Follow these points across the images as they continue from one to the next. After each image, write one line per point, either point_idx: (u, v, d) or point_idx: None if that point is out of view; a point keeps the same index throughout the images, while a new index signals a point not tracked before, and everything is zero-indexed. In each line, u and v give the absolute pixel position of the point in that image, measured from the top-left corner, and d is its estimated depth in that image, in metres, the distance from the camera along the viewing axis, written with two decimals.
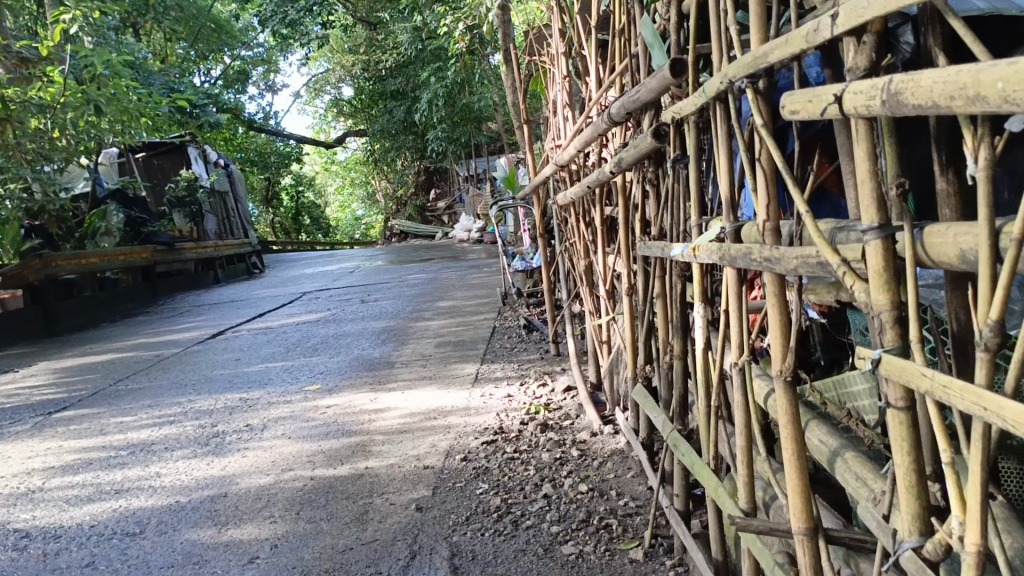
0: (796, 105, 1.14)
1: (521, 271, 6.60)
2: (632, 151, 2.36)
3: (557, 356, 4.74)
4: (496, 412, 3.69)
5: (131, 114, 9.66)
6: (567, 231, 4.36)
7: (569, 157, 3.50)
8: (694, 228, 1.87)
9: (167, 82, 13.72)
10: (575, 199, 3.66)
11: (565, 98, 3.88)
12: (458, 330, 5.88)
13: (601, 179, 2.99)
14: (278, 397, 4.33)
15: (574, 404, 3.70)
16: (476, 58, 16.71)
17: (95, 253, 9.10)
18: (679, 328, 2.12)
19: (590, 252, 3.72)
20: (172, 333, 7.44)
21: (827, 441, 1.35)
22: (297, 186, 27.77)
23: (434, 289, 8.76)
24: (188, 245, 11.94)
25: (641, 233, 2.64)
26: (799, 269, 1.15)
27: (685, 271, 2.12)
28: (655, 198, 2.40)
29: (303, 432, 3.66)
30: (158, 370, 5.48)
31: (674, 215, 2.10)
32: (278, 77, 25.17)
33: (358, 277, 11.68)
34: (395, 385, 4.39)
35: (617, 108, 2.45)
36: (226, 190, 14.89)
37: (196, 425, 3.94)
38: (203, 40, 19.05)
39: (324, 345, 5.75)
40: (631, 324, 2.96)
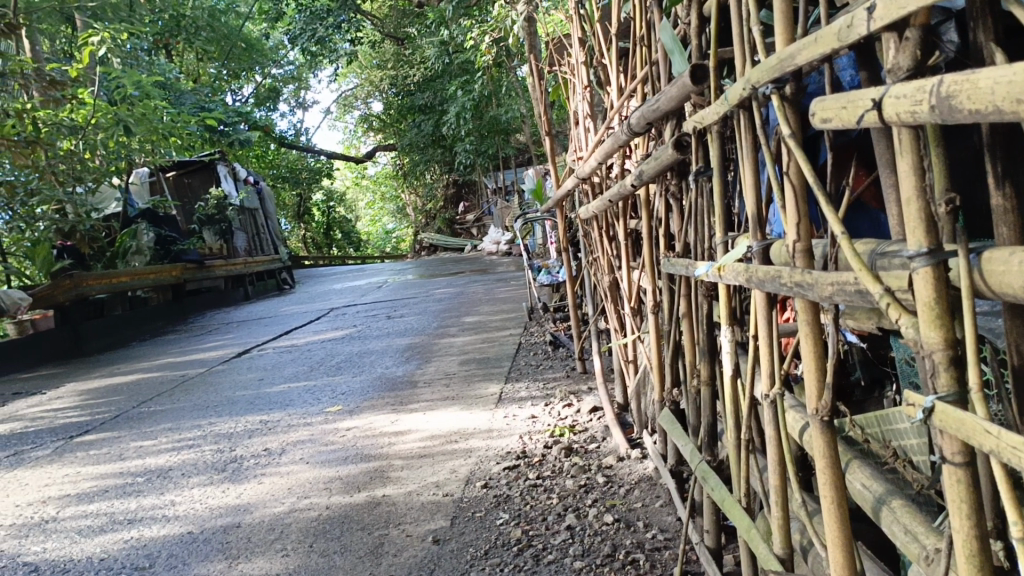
0: (828, 111, 1.00)
1: (547, 286, 6.49)
2: (652, 163, 2.24)
3: (583, 373, 4.61)
4: (520, 435, 3.56)
5: (161, 134, 9.81)
6: (590, 244, 4.23)
7: (590, 169, 3.38)
8: (719, 246, 1.73)
9: (197, 101, 13.86)
10: (598, 213, 3.53)
11: (586, 108, 3.77)
12: (483, 347, 5.77)
13: (622, 192, 2.86)
14: (298, 420, 4.25)
15: (601, 425, 3.56)
16: (503, 70, 16.72)
17: (124, 273, 9.11)
18: (706, 351, 1.98)
19: (614, 267, 3.58)
20: (199, 352, 7.43)
21: (871, 486, 1.20)
22: (328, 201, 27.96)
23: (461, 304, 8.68)
24: (218, 262, 12.00)
25: (664, 249, 2.51)
26: (835, 297, 1.02)
27: (711, 291, 1.98)
28: (679, 213, 2.27)
29: (322, 456, 3.57)
30: (181, 391, 5.44)
31: (698, 230, 1.97)
32: (308, 94, 25.42)
33: (386, 292, 11.64)
34: (417, 406, 4.29)
35: (636, 119, 2.33)
36: (256, 207, 14.97)
37: (215, 449, 3.87)
38: (234, 59, 19.29)
39: (347, 364, 5.68)
40: (657, 342, 2.83)
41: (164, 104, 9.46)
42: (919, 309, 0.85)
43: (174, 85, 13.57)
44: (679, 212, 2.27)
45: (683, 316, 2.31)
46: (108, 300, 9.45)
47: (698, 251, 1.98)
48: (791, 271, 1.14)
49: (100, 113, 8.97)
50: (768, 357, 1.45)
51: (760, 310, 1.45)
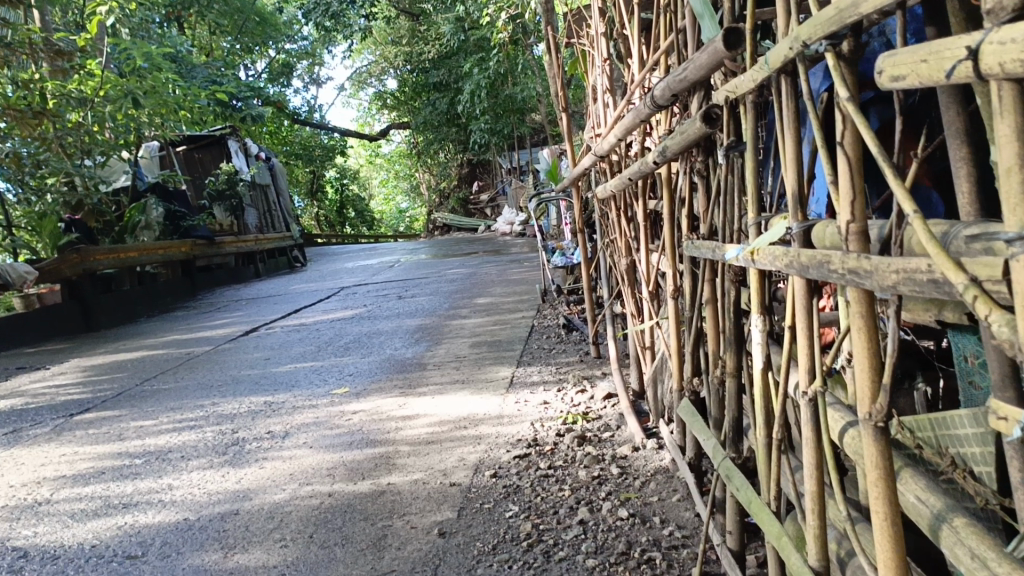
0: (896, 69, 0.84)
1: (561, 268, 6.35)
2: (677, 139, 2.09)
3: (597, 358, 4.47)
4: (531, 421, 3.44)
5: (171, 107, 9.74)
6: (607, 226, 4.09)
7: (608, 148, 3.23)
8: (752, 226, 1.58)
9: (209, 76, 13.76)
10: (616, 192, 3.38)
11: (605, 83, 3.60)
12: (495, 329, 5.64)
13: (643, 170, 2.71)
14: (304, 401, 4.15)
15: (615, 413, 3.43)
16: (519, 48, 16.53)
17: (133, 248, 9.04)
18: (733, 341, 1.84)
19: (632, 249, 3.43)
20: (207, 329, 7.35)
21: (927, 499, 1.06)
22: (342, 179, 27.87)
23: (473, 285, 8.55)
24: (228, 239, 11.92)
25: (687, 230, 2.37)
26: (900, 287, 0.87)
27: (739, 277, 1.83)
28: (704, 191, 2.13)
29: (326, 440, 3.46)
30: (186, 369, 5.35)
31: (727, 211, 1.82)
32: (323, 71, 25.30)
33: (398, 271, 11.53)
34: (426, 389, 4.17)
35: (660, 91, 2.18)
36: (268, 183, 14.89)
37: (217, 431, 3.78)
38: (247, 33, 19.17)
39: (356, 345, 5.57)
40: (676, 330, 2.69)
41: (174, 77, 9.40)
42: (1018, 304, 0.71)
43: (185, 58, 13.49)
44: (705, 192, 2.13)
45: (707, 304, 2.17)
46: (117, 275, 9.39)
47: (725, 233, 1.84)
48: (845, 257, 0.99)
49: (108, 85, 8.94)
50: (807, 352, 1.31)
51: (800, 298, 1.30)
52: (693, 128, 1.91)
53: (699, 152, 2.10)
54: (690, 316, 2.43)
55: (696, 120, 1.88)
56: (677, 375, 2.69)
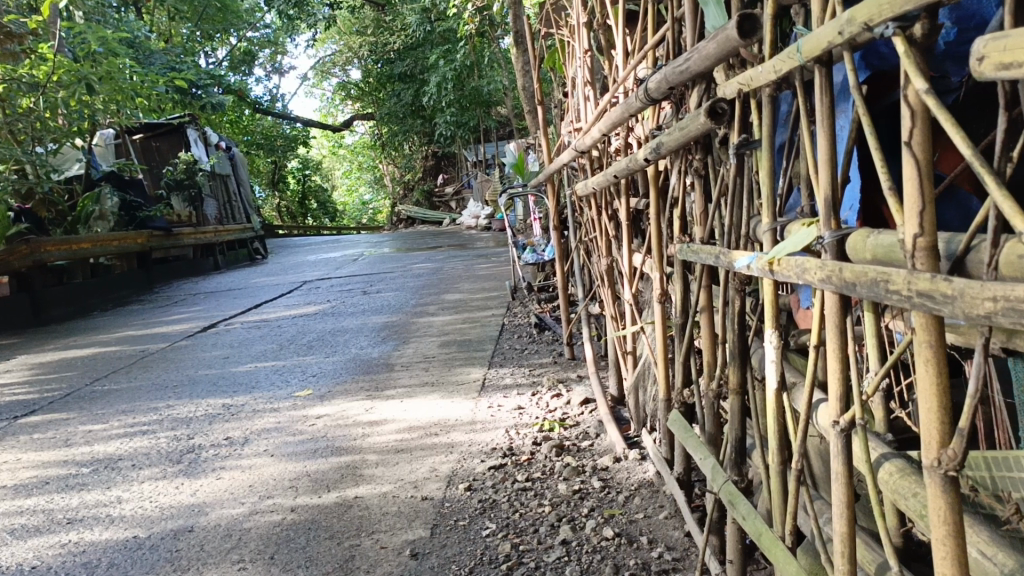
0: (1001, 55, 0.71)
1: (532, 264, 6.20)
2: (674, 135, 1.95)
3: (571, 360, 4.32)
4: (505, 428, 3.29)
5: (126, 93, 9.41)
6: (583, 223, 3.94)
7: (590, 144, 3.08)
8: (766, 232, 1.44)
9: (168, 62, 13.39)
10: (596, 189, 3.21)
11: (585, 75, 3.44)
12: (464, 328, 5.47)
13: (630, 167, 2.55)
14: (265, 404, 3.94)
15: (594, 420, 3.28)
16: (485, 40, 16.38)
17: (86, 239, 8.67)
18: (735, 356, 1.70)
19: (612, 250, 3.27)
20: (163, 324, 7.07)
21: (993, 554, 0.95)
22: (304, 170, 27.40)
23: (440, 280, 8.35)
24: (186, 230, 11.57)
25: (679, 233, 2.22)
26: (997, 320, 0.74)
27: (745, 285, 1.69)
28: (703, 191, 2.00)
29: (288, 448, 3.26)
30: (140, 368, 5.09)
31: (733, 214, 1.68)
32: (285, 60, 24.87)
33: (362, 265, 11.28)
34: (394, 392, 3.98)
35: (655, 84, 2.03)
36: (228, 173, 14.52)
37: (171, 437, 3.56)
38: (207, 20, 18.71)
39: (319, 343, 5.36)
40: (661, 336, 2.55)
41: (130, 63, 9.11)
42: None
43: (143, 43, 13.09)
44: (704, 192, 2.00)
45: (704, 313, 2.03)
46: (69, 267, 9.03)
47: (729, 238, 1.69)
48: (911, 277, 0.85)
49: (61, 69, 8.61)
50: (836, 378, 1.16)
51: (830, 316, 1.16)
52: (696, 124, 1.77)
53: (698, 148, 1.97)
54: (682, 322, 2.29)
55: (698, 116, 1.74)
56: (664, 384, 2.56)
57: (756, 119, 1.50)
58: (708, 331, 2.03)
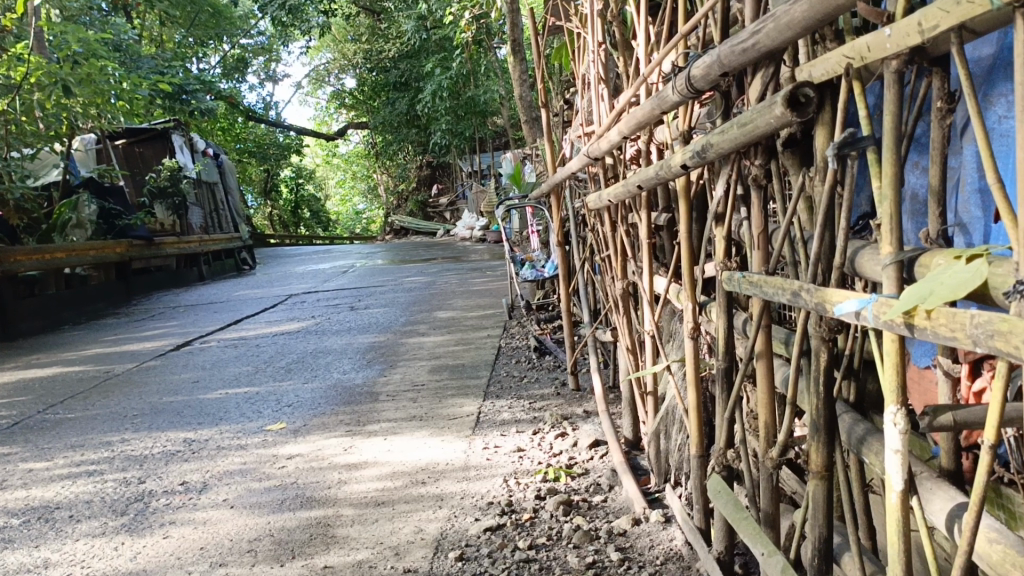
0: None
1: (530, 281, 5.77)
2: (726, 136, 1.52)
3: (577, 392, 3.87)
4: (503, 475, 2.86)
5: (107, 97, 9.05)
6: (593, 240, 3.51)
7: (606, 150, 2.64)
8: (886, 268, 1.02)
9: (155, 66, 13.01)
10: (612, 202, 2.78)
11: (598, 72, 3.01)
12: (457, 351, 5.02)
13: (657, 175, 2.12)
14: (231, 440, 3.49)
15: (606, 467, 2.85)
16: (482, 48, 16.07)
17: (60, 248, 8.23)
18: (820, 428, 1.27)
19: (630, 270, 2.84)
20: (135, 341, 6.60)
21: None
22: (297, 178, 26.95)
23: (431, 295, 7.91)
24: (168, 239, 11.11)
25: (723, 257, 1.81)
26: None
27: (833, 332, 1.25)
28: (761, 205, 1.58)
29: (251, 498, 2.81)
30: (100, 393, 4.63)
31: (820, 239, 1.24)
32: (279, 67, 24.52)
33: (351, 278, 10.84)
34: (376, 428, 3.53)
35: (702, 71, 1.62)
36: (215, 181, 14.05)
37: (119, 480, 3.10)
38: (200, 25, 18.35)
39: (299, 366, 4.92)
40: (693, 375, 2.14)
41: (112, 65, 8.72)
42: None
43: (130, 47, 12.71)
44: (761, 204, 1.58)
45: (760, 360, 1.63)
46: (40, 278, 8.55)
47: (814, 269, 1.26)
48: None
49: (39, 71, 8.23)
50: None
51: None
52: (762, 120, 1.34)
53: (759, 150, 1.55)
54: (720, 366, 1.87)
55: (766, 111, 1.32)
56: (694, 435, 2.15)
57: (862, 105, 1.07)
58: (764, 382, 1.62)
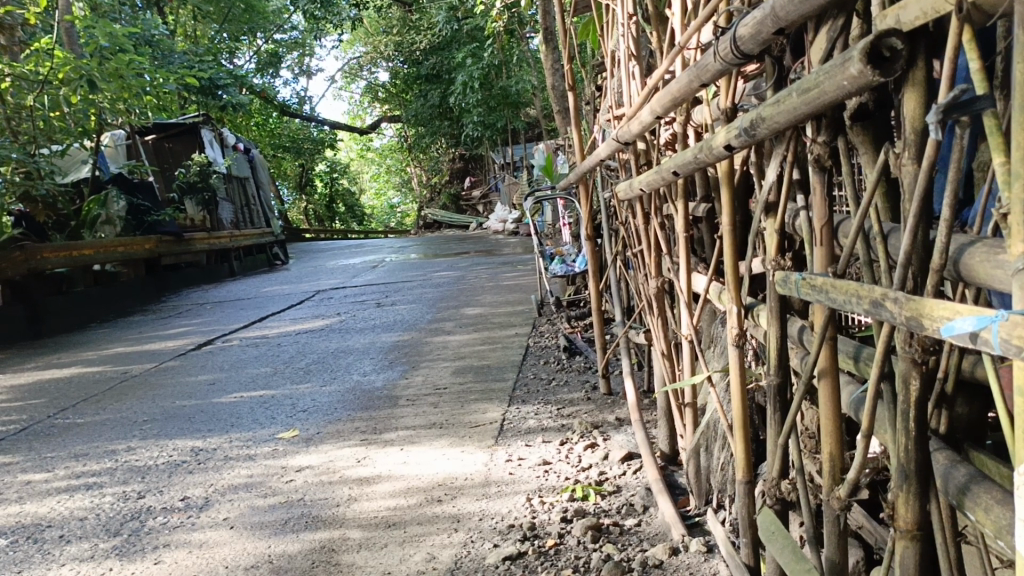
0: None
1: (561, 277, 5.50)
2: (780, 108, 1.25)
3: (608, 397, 3.61)
4: (527, 493, 2.61)
5: (135, 91, 8.97)
6: (624, 233, 3.23)
7: (637, 133, 2.36)
8: (1015, 274, 0.75)
9: (186, 61, 12.95)
10: (644, 191, 2.51)
11: (630, 47, 2.73)
12: (483, 351, 4.77)
13: (692, 160, 1.85)
14: (239, 450, 3.28)
15: (640, 485, 2.59)
16: (514, 38, 15.84)
17: (88, 245, 8.10)
18: (911, 475, 1.01)
19: (665, 266, 2.56)
20: (158, 340, 6.46)
21: None
22: (332, 172, 26.89)
23: (460, 291, 7.67)
24: (198, 235, 11.03)
25: (775, 254, 1.54)
26: None
27: (928, 351, 0.98)
28: (824, 190, 1.30)
29: (254, 517, 2.59)
30: (113, 396, 4.46)
31: (913, 233, 0.97)
32: (312, 62, 24.49)
33: (381, 273, 10.66)
34: (393, 437, 3.29)
35: (750, 30, 1.35)
36: (246, 176, 13.97)
37: (118, 495, 2.91)
38: (233, 20, 18.30)
39: (318, 367, 4.72)
40: (738, 390, 1.88)
41: (139, 59, 8.64)
42: None
43: (161, 42, 12.66)
44: (824, 190, 1.31)
45: (824, 379, 1.35)
46: (70, 275, 8.45)
47: (903, 273, 0.99)
48: None
49: (66, 66, 8.16)
50: None
51: None
52: (829, 85, 1.07)
53: (822, 124, 1.28)
54: (771, 382, 1.60)
55: (834, 75, 1.05)
56: (741, 459, 1.89)
57: (974, 55, 0.82)
58: (829, 408, 1.35)
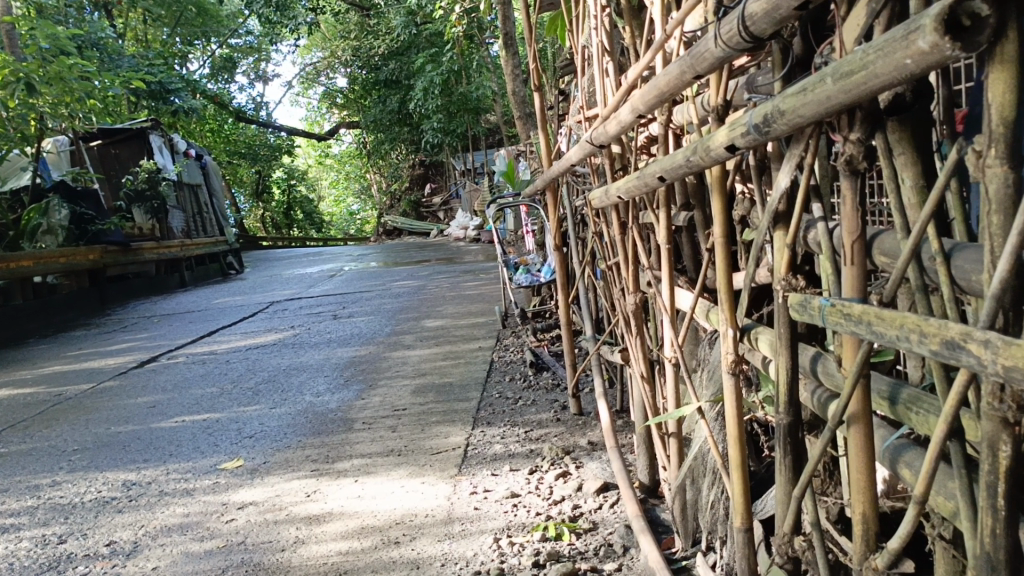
0: None
1: (525, 287, 5.27)
2: (807, 97, 1.02)
3: (579, 417, 3.38)
4: (494, 532, 2.36)
5: (78, 95, 8.56)
6: (597, 245, 3.00)
7: (614, 134, 2.12)
8: None
9: (134, 64, 12.50)
10: (621, 199, 2.28)
11: (603, 42, 2.50)
12: (445, 367, 4.51)
13: (681, 164, 1.62)
14: (176, 484, 2.98)
15: (619, 522, 2.36)
16: (474, 43, 15.63)
17: (27, 255, 7.66)
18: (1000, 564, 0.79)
19: (646, 281, 2.34)
20: (99, 357, 6.07)
21: None
22: (289, 179, 26.35)
23: (421, 302, 7.39)
24: (146, 244, 10.59)
25: (787, 272, 1.32)
26: None
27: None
28: (854, 198, 1.08)
29: (187, 566, 2.31)
30: (43, 421, 4.11)
31: (1009, 254, 0.74)
32: (269, 67, 24.00)
33: (338, 283, 10.33)
34: (347, 467, 3.02)
35: (766, 6, 1.13)
36: (199, 182, 13.52)
37: (35, 539, 2.59)
38: (185, 24, 17.79)
39: (269, 386, 4.42)
40: (735, 425, 1.66)
41: (82, 61, 8.24)
42: None
43: (108, 44, 12.20)
44: (856, 197, 1.08)
45: (854, 425, 1.12)
46: (6, 287, 7.99)
47: (992, 306, 0.76)
48: None
49: (4, 68, 7.73)
50: None
51: None
52: (883, 66, 0.85)
53: (855, 117, 1.06)
54: (780, 421, 1.38)
55: (892, 51, 0.83)
56: (739, 504, 1.67)
57: None
58: (864, 460, 1.12)
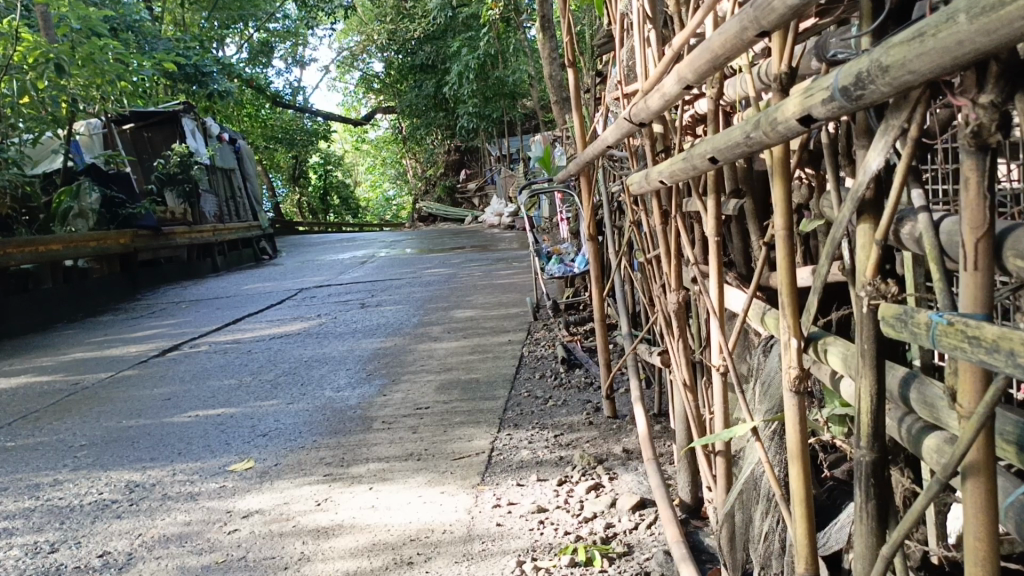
0: None
1: (559, 278, 5.01)
2: (924, 44, 0.77)
3: (612, 421, 3.13)
4: (517, 554, 2.13)
5: (110, 78, 8.42)
6: (635, 238, 2.73)
7: (656, 110, 1.86)
8: None
9: (169, 47, 12.37)
10: (662, 185, 2.02)
11: (644, 10, 2.23)
12: (472, 361, 4.28)
13: (737, 140, 1.35)
14: (181, 487, 2.80)
15: (657, 547, 2.12)
16: (511, 27, 15.34)
17: (57, 239, 7.56)
18: None
19: (690, 279, 2.08)
20: (122, 344, 5.95)
21: None
22: (325, 165, 26.30)
23: (451, 291, 7.18)
24: (178, 229, 10.50)
25: (872, 274, 1.05)
26: None
27: None
28: (981, 183, 0.82)
29: None
30: (56, 413, 3.97)
31: None
32: (306, 51, 23.87)
33: (369, 270, 10.16)
34: (363, 472, 2.80)
35: None
36: (232, 167, 13.42)
37: (26, 547, 2.41)
38: (222, 8, 17.68)
39: (289, 379, 4.23)
40: (798, 452, 1.40)
41: (114, 42, 8.08)
42: None
43: (143, 27, 12.07)
44: (983, 183, 0.82)
45: (971, 478, 0.87)
46: (36, 271, 7.91)
47: None
48: None
49: (35, 50, 7.59)
50: None
51: None
52: None
53: (987, 74, 0.80)
54: (861, 456, 1.12)
55: None
56: (801, 543, 1.42)
57: None
58: (983, 523, 0.87)
